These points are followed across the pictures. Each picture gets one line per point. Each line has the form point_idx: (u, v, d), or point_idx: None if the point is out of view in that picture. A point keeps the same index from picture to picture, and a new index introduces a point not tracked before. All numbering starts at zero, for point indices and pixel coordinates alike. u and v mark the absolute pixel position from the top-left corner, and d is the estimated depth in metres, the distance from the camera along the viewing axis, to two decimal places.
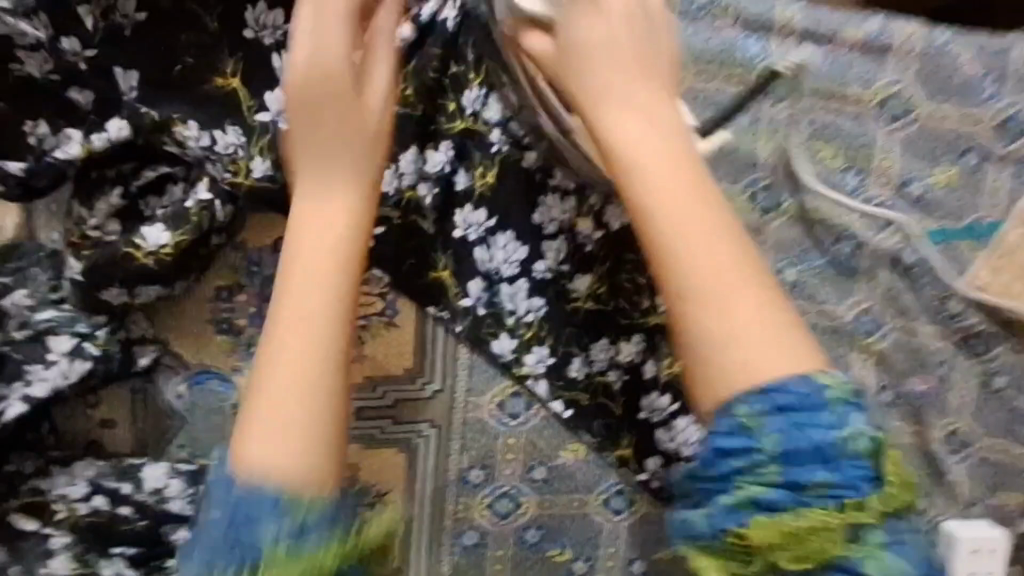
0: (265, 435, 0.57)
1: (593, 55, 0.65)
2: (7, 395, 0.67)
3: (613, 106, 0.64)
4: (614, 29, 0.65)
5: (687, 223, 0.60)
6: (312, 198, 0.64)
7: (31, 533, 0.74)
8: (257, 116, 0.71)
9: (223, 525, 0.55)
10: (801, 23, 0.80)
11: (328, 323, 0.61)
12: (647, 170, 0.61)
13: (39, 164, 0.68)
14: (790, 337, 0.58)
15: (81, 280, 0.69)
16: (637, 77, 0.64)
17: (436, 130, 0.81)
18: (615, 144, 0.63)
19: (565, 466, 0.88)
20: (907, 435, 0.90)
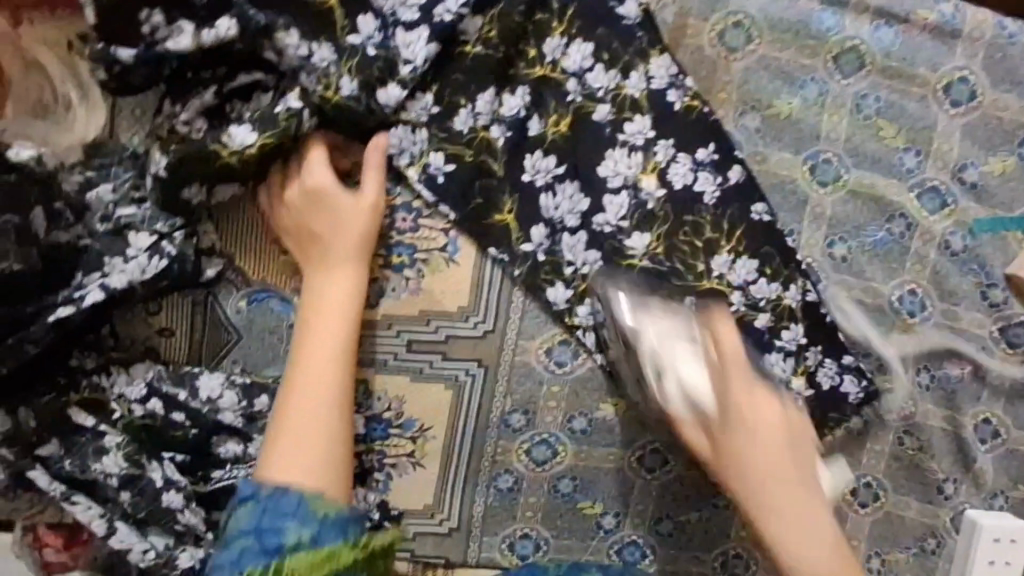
0: (283, 456, 0.73)
1: (753, 404, 0.70)
2: (87, 283, 0.70)
3: (757, 480, 0.70)
4: (769, 419, 0.71)
5: (807, 529, 0.69)
6: (319, 290, 0.78)
7: (88, 429, 0.76)
8: (348, 37, 0.75)
9: (254, 513, 0.71)
10: (877, 2, 0.83)
11: (333, 398, 0.76)
12: (790, 523, 0.70)
13: (149, 52, 0.70)
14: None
15: (166, 174, 0.72)
16: (785, 435, 0.71)
17: (515, 74, 0.83)
18: (761, 487, 0.70)
19: (604, 420, 0.89)
20: (937, 419, 0.90)
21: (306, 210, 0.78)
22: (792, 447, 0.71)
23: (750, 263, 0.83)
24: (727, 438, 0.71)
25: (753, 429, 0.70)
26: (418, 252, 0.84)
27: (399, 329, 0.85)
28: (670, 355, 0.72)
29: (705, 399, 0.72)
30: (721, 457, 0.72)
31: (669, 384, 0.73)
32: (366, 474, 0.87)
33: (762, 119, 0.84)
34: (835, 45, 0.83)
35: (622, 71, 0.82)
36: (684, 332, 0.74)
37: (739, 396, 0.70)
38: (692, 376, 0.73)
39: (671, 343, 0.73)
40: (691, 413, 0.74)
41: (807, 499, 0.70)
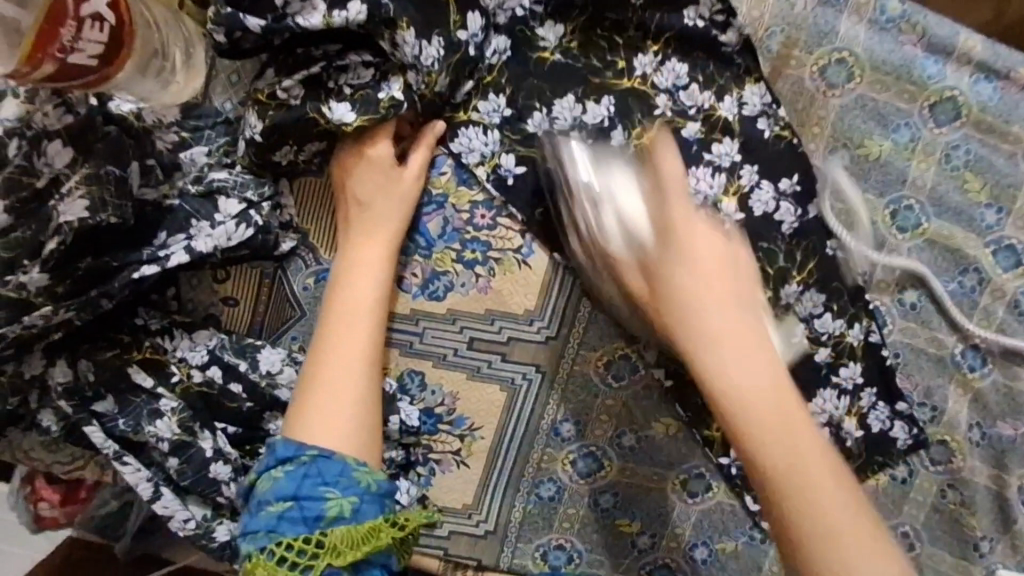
0: (317, 424, 0.72)
1: (685, 228, 0.75)
2: (171, 244, 0.72)
3: (689, 270, 0.74)
4: (703, 253, 0.75)
5: (759, 365, 0.70)
6: (359, 259, 0.77)
7: (145, 389, 0.75)
8: (458, 32, 0.75)
9: (294, 477, 0.69)
10: (981, 55, 0.84)
11: (365, 367, 0.75)
12: (738, 370, 0.70)
13: (277, 24, 0.70)
14: (859, 501, 0.65)
15: (259, 139, 0.73)
16: (722, 271, 0.75)
17: (601, 84, 0.80)
18: (707, 340, 0.72)
19: (654, 439, 0.86)
20: (983, 477, 0.86)
21: (357, 179, 0.77)
22: (728, 281, 0.75)
23: (818, 296, 0.83)
24: (673, 272, 0.75)
25: (689, 265, 0.74)
26: (492, 250, 0.83)
27: (462, 325, 0.84)
28: (608, 183, 0.77)
29: (643, 224, 0.76)
30: (657, 295, 0.75)
31: (609, 215, 0.77)
32: (409, 466, 0.86)
33: (851, 157, 0.86)
34: (934, 92, 0.84)
35: (716, 94, 0.82)
36: (617, 166, 0.78)
37: (673, 213, 0.76)
38: (630, 202, 0.77)
39: (618, 178, 0.77)
40: (627, 245, 0.77)
41: (757, 355, 0.71)
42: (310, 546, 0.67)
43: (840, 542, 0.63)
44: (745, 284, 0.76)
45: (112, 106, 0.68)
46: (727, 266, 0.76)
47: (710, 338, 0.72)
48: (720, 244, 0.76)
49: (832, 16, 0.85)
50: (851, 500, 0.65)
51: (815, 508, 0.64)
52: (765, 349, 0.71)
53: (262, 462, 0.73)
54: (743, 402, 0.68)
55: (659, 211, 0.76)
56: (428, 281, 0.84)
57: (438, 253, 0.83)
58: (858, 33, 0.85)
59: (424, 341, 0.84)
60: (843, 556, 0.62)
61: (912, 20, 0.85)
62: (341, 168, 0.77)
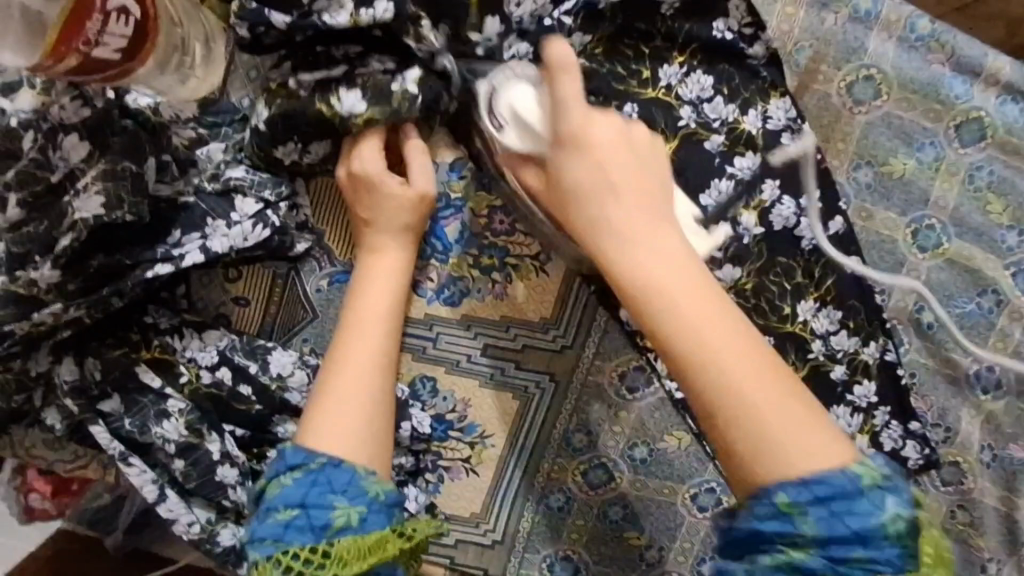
0: (323, 438, 0.69)
1: (585, 125, 0.62)
2: (186, 243, 0.70)
3: (579, 157, 0.62)
4: (597, 140, 0.62)
5: (671, 267, 0.58)
6: (368, 275, 0.75)
7: (154, 389, 0.73)
8: (471, 33, 0.73)
9: (302, 485, 0.67)
10: (1008, 76, 0.83)
11: (376, 382, 0.72)
12: (641, 245, 0.59)
13: (302, 20, 0.68)
14: (789, 385, 0.56)
15: (263, 130, 0.72)
16: (624, 154, 0.62)
17: (625, 92, 0.80)
18: (612, 224, 0.61)
19: (666, 453, 0.85)
20: (994, 499, 0.85)
21: (359, 192, 0.75)
22: (631, 168, 0.62)
23: (835, 314, 0.82)
24: (560, 160, 0.63)
25: (586, 146, 0.62)
26: (510, 256, 0.82)
27: (477, 331, 0.83)
28: (503, 91, 0.68)
29: (540, 124, 0.65)
30: (555, 190, 0.64)
31: (507, 126, 0.67)
32: (418, 473, 0.84)
33: (875, 174, 0.85)
34: (960, 112, 0.84)
35: (741, 106, 0.81)
36: (520, 80, 0.68)
37: (568, 89, 0.62)
38: (524, 102, 0.66)
39: (513, 85, 0.68)
40: (523, 142, 0.66)
41: (666, 234, 0.60)
42: (316, 556, 0.66)
43: (776, 454, 0.54)
44: (657, 207, 0.61)
45: (128, 100, 0.67)
46: (640, 175, 0.62)
47: (617, 231, 0.60)
48: (638, 138, 0.64)
49: (861, 32, 0.85)
50: (795, 405, 0.55)
51: (767, 431, 0.54)
52: (682, 249, 0.60)
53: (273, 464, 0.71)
54: (669, 302, 0.57)
55: (553, 119, 0.63)
56: (443, 286, 0.82)
57: (455, 257, 0.82)
58: (886, 50, 0.85)
59: (438, 347, 0.83)
60: (775, 440, 0.54)
61: (940, 38, 0.85)
62: (344, 184, 0.75)
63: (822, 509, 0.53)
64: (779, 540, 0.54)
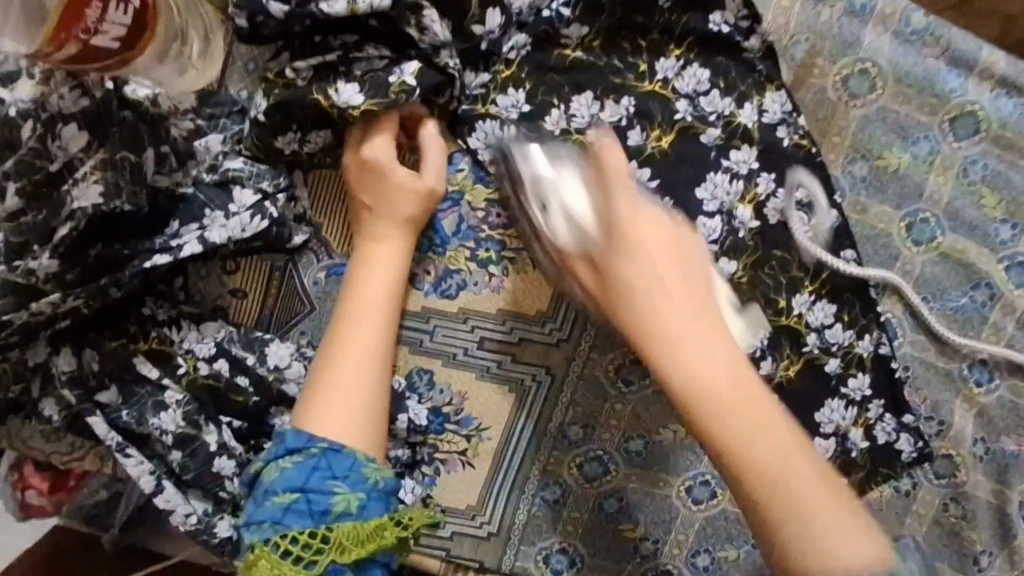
0: (324, 424, 0.70)
1: (632, 220, 0.64)
2: (184, 234, 0.70)
3: (629, 254, 0.63)
4: (643, 231, 0.63)
5: (719, 368, 0.60)
6: (368, 264, 0.76)
7: (150, 380, 0.74)
8: (473, 26, 0.76)
9: (303, 469, 0.68)
10: (1002, 71, 0.84)
11: (373, 372, 0.73)
12: (692, 353, 0.60)
13: (300, 9, 0.68)
14: (847, 517, 0.57)
15: (263, 120, 0.72)
16: (673, 253, 0.64)
17: (622, 84, 0.80)
18: (659, 319, 0.61)
19: (662, 446, 0.86)
20: (986, 491, 0.85)
21: (365, 181, 0.75)
22: (676, 265, 0.63)
23: (830, 307, 0.82)
24: (615, 263, 0.63)
25: (640, 262, 0.63)
26: (507, 250, 0.82)
27: (474, 324, 0.83)
28: (558, 183, 0.67)
29: (588, 219, 0.65)
30: (611, 291, 0.64)
31: (555, 217, 0.68)
32: (414, 466, 0.84)
33: (870, 168, 0.85)
34: (954, 107, 0.84)
35: (737, 100, 0.81)
36: (566, 164, 0.68)
37: (620, 199, 0.64)
38: (575, 199, 0.66)
39: (560, 172, 0.68)
40: (574, 240, 0.67)
41: (719, 339, 0.61)
42: (316, 541, 0.66)
43: (823, 559, 0.56)
44: (701, 302, 0.63)
45: (128, 91, 0.67)
46: (687, 272, 0.63)
47: (667, 333, 0.61)
48: (684, 234, 0.65)
49: (857, 26, 0.85)
50: (840, 512, 0.57)
51: (789, 494, 0.57)
52: (727, 343, 0.61)
53: (268, 448, 0.71)
54: (716, 400, 0.59)
55: (603, 211, 0.65)
56: (440, 279, 0.82)
57: (452, 250, 0.82)
58: (882, 44, 0.85)
59: (435, 339, 0.83)
60: (827, 541, 0.56)
61: (935, 33, 0.85)
62: (350, 172, 0.76)
63: None
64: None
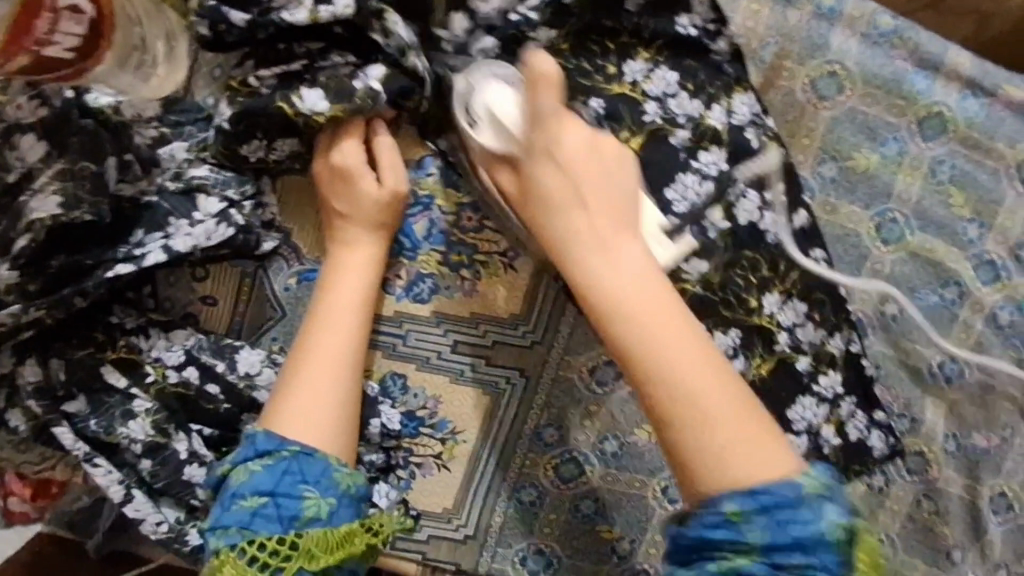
0: (295, 425, 0.70)
1: (557, 132, 0.68)
2: (147, 242, 0.69)
3: (549, 164, 0.67)
4: (567, 147, 0.68)
5: (628, 271, 0.63)
6: (336, 270, 0.75)
7: (118, 389, 0.74)
8: (438, 30, 0.77)
9: (273, 472, 0.68)
10: (968, 71, 0.84)
11: (340, 381, 0.72)
12: (600, 258, 0.64)
13: (262, 18, 0.68)
14: (718, 363, 0.60)
15: (227, 128, 0.71)
16: (587, 165, 0.68)
17: (590, 86, 0.80)
18: (572, 225, 0.66)
19: (637, 445, 0.87)
20: (957, 487, 0.86)
21: (334, 186, 0.75)
22: (604, 185, 0.68)
23: (799, 306, 0.83)
24: (535, 172, 0.68)
25: (554, 162, 0.67)
26: (478, 253, 0.82)
27: (447, 328, 0.83)
28: (482, 91, 0.72)
29: (514, 126, 0.70)
30: (529, 197, 0.68)
31: (484, 125, 0.71)
32: (389, 470, 0.84)
33: (839, 169, 0.86)
34: (923, 107, 0.85)
35: (706, 102, 0.82)
36: (499, 79, 0.73)
37: (546, 102, 0.67)
38: (500, 102, 0.71)
39: (494, 82, 0.72)
40: (500, 145, 0.71)
41: (624, 240, 0.65)
42: (284, 548, 0.66)
43: (712, 429, 0.58)
44: (618, 220, 0.66)
45: (88, 99, 0.68)
46: (608, 185, 0.68)
47: (569, 227, 0.66)
48: (612, 158, 0.69)
49: (825, 29, 0.86)
50: (712, 380, 0.59)
51: (688, 387, 0.59)
52: (637, 251, 0.65)
53: (236, 450, 0.71)
54: (620, 294, 0.62)
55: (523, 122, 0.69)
56: (412, 283, 0.82)
57: (424, 254, 0.82)
58: (849, 47, 0.86)
59: (408, 343, 0.83)
60: (704, 415, 0.58)
61: (902, 34, 0.86)
62: (319, 176, 0.76)
63: (764, 518, 0.56)
64: (723, 547, 0.56)
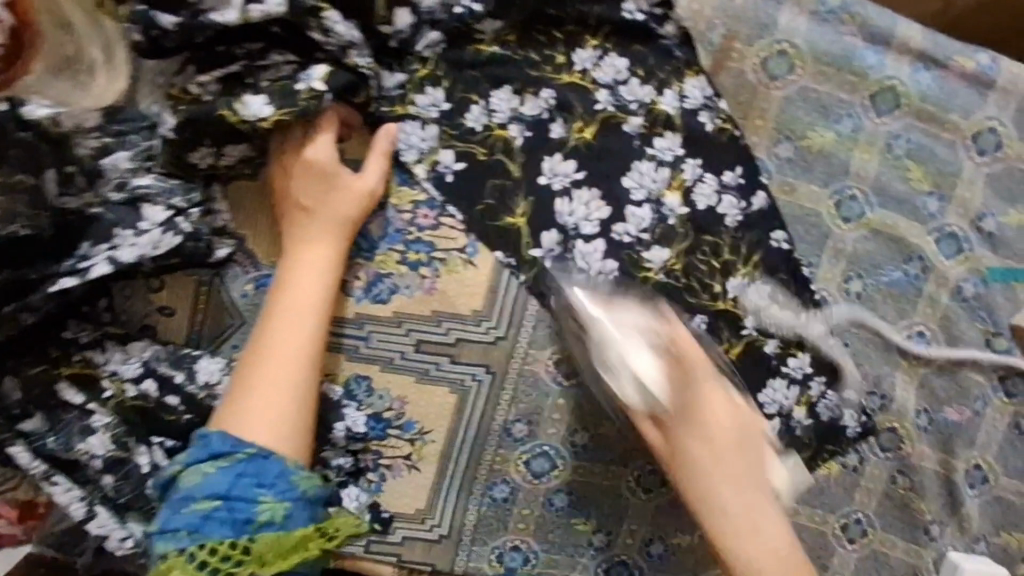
0: (246, 419, 0.70)
1: (705, 405, 0.69)
2: (93, 254, 0.69)
3: (698, 439, 0.68)
4: (718, 421, 0.69)
5: (763, 522, 0.68)
6: (300, 263, 0.75)
7: (75, 406, 0.73)
8: (381, 27, 0.75)
9: (227, 475, 0.68)
10: (919, 44, 0.85)
11: (300, 377, 0.72)
12: (756, 529, 0.68)
13: (192, 20, 0.67)
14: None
15: (173, 136, 0.70)
16: (735, 444, 0.69)
17: (539, 77, 0.80)
18: (722, 505, 0.68)
19: (607, 436, 0.86)
20: (931, 462, 0.87)
21: (301, 178, 0.75)
22: (737, 456, 0.69)
23: (763, 288, 0.83)
24: (682, 436, 0.69)
25: (701, 434, 0.68)
26: (437, 251, 0.80)
27: (408, 327, 0.82)
28: (609, 344, 0.70)
29: (657, 390, 0.69)
30: (675, 456, 0.69)
31: (624, 381, 0.70)
32: (359, 473, 0.83)
33: (795, 149, 0.85)
34: (874, 82, 0.85)
35: (657, 87, 0.81)
36: (624, 317, 0.72)
37: (693, 395, 0.69)
38: (644, 367, 0.69)
39: (630, 337, 0.70)
40: (643, 404, 0.70)
41: (757, 500, 0.68)
42: (235, 552, 0.67)
43: None
44: (750, 477, 0.69)
45: (24, 111, 0.66)
46: (743, 437, 0.70)
47: (707, 491, 0.68)
48: (742, 411, 0.71)
49: (772, 8, 0.85)
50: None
51: None
52: (768, 499, 0.69)
53: (186, 450, 0.70)
54: (741, 544, 0.67)
55: (663, 397, 0.69)
56: (371, 284, 0.81)
57: (381, 255, 0.80)
58: (798, 25, 0.85)
59: (370, 345, 0.82)
60: None
61: (851, 10, 0.85)
62: (284, 165, 0.75)
63: None
64: None
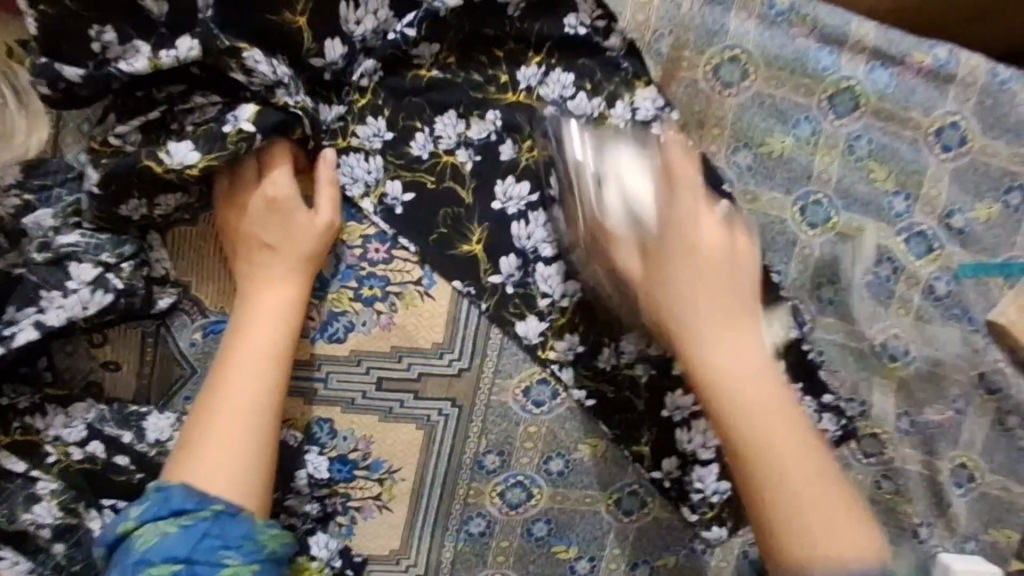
0: (201, 467, 0.66)
1: (698, 222, 0.66)
2: (19, 319, 0.66)
3: (689, 269, 0.65)
4: (703, 240, 0.66)
5: (753, 368, 0.62)
6: (258, 301, 0.72)
7: (18, 474, 0.69)
8: (312, 59, 0.72)
9: (187, 537, 0.62)
10: (873, 42, 0.83)
11: (259, 422, 0.69)
12: (736, 361, 0.63)
13: (98, 71, 0.65)
14: (823, 460, 0.60)
15: (98, 191, 0.68)
16: (716, 261, 0.66)
17: (485, 98, 0.78)
18: (713, 355, 0.63)
19: (582, 462, 0.81)
20: (916, 465, 0.83)
21: (253, 214, 0.72)
22: (732, 285, 0.66)
23: None
24: (670, 266, 0.66)
25: (693, 257, 0.66)
26: (392, 284, 0.77)
27: (368, 365, 0.78)
28: (616, 162, 0.70)
29: (647, 207, 0.68)
30: (654, 274, 0.66)
31: (610, 192, 0.69)
32: (328, 518, 0.80)
33: (754, 156, 0.83)
34: (830, 84, 0.83)
35: (606, 100, 0.78)
36: (624, 145, 0.72)
37: (683, 199, 0.66)
38: (635, 185, 0.69)
39: (616, 156, 0.71)
40: (631, 230, 0.68)
41: (735, 334, 0.64)
42: None
43: (808, 499, 0.58)
44: (738, 326, 0.64)
45: None
46: (734, 275, 0.66)
47: (687, 326, 0.64)
48: (743, 247, 0.68)
49: (720, 15, 0.83)
50: (809, 464, 0.59)
51: (779, 450, 0.59)
52: (757, 345, 0.64)
53: (139, 507, 0.64)
54: (727, 375, 0.62)
55: (652, 209, 0.68)
56: (326, 323, 0.77)
57: (334, 292, 0.77)
58: (747, 30, 0.83)
59: (330, 386, 0.78)
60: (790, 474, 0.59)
61: (801, 12, 0.84)
62: (235, 201, 0.72)
63: None
64: None
